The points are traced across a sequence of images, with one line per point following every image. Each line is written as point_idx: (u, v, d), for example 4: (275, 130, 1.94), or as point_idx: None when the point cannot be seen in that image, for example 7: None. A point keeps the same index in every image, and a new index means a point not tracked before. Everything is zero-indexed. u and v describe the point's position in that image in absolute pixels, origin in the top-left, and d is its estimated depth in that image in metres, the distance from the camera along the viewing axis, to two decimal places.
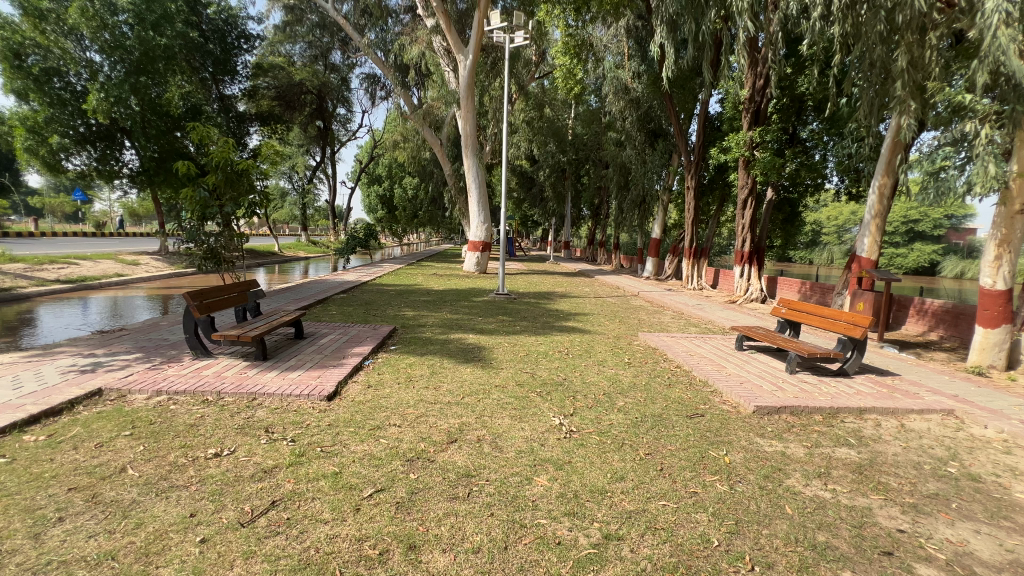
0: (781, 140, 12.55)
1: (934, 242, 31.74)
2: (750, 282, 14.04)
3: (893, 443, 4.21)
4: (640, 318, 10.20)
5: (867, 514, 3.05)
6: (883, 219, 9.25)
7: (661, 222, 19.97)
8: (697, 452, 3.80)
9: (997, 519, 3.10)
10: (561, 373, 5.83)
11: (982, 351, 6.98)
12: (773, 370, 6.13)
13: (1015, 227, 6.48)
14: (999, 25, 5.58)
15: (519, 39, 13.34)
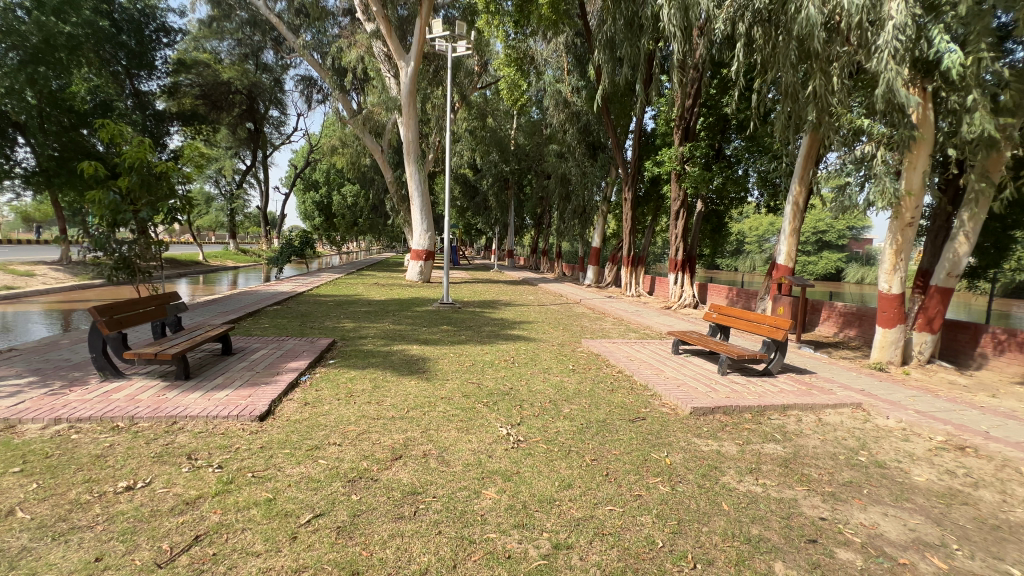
0: (709, 156, 13.41)
1: (839, 251, 35.14)
2: (683, 289, 14.85)
3: (813, 436, 4.57)
4: (582, 325, 10.46)
5: (793, 505, 3.27)
6: (799, 228, 10.06)
7: (601, 231, 20.67)
8: (639, 454, 3.93)
9: (901, 501, 3.44)
10: (507, 382, 5.83)
11: (882, 349, 7.78)
12: (706, 372, 6.48)
13: (906, 238, 7.27)
14: (890, 59, 6.17)
15: (461, 48, 13.34)
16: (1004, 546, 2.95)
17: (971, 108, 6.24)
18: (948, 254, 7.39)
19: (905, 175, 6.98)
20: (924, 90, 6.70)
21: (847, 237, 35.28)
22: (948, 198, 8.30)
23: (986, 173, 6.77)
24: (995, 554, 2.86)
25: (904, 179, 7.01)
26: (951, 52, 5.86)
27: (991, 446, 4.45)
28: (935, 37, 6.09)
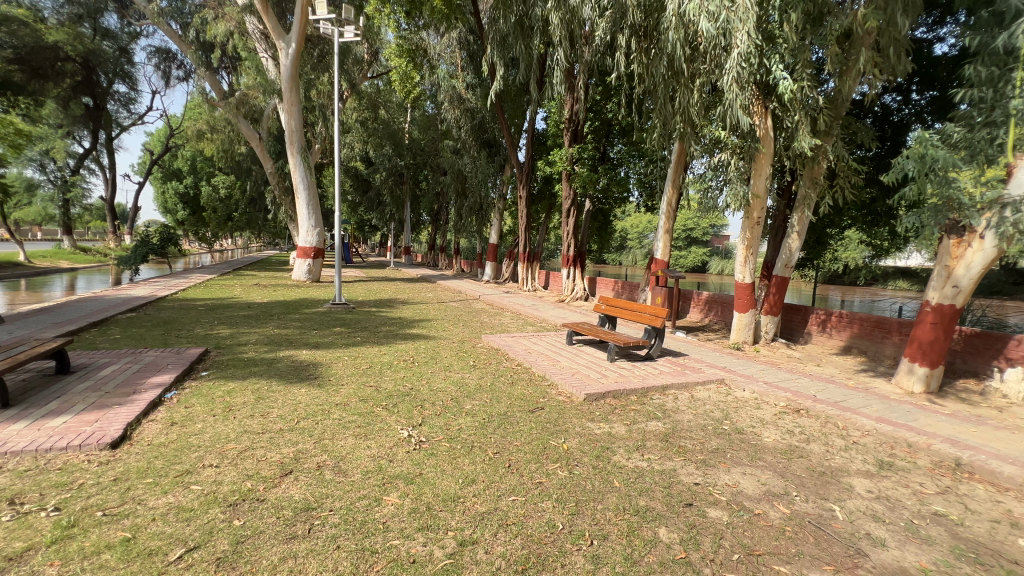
0: (595, 158, 14.29)
1: (703, 246, 39.78)
2: (575, 282, 15.76)
3: (687, 411, 5.15)
4: (481, 321, 10.55)
5: (673, 475, 3.65)
6: (672, 226, 11.20)
7: (498, 228, 20.97)
8: (539, 443, 4.10)
9: (756, 460, 4.03)
10: (407, 382, 5.68)
11: (739, 331, 9.01)
12: (597, 360, 6.95)
13: (755, 234, 8.44)
14: (734, 82, 7.01)
15: (349, 34, 12.57)
16: (828, 487, 3.60)
17: (798, 127, 7.40)
18: (784, 248, 8.76)
19: (752, 181, 8.07)
20: (765, 110, 7.71)
21: (709, 234, 40.06)
22: (784, 202, 9.82)
23: (810, 182, 8.09)
24: (822, 495, 3.49)
25: (752, 184, 8.09)
26: (784, 78, 6.88)
27: (819, 407, 5.39)
28: (772, 64, 7.10)
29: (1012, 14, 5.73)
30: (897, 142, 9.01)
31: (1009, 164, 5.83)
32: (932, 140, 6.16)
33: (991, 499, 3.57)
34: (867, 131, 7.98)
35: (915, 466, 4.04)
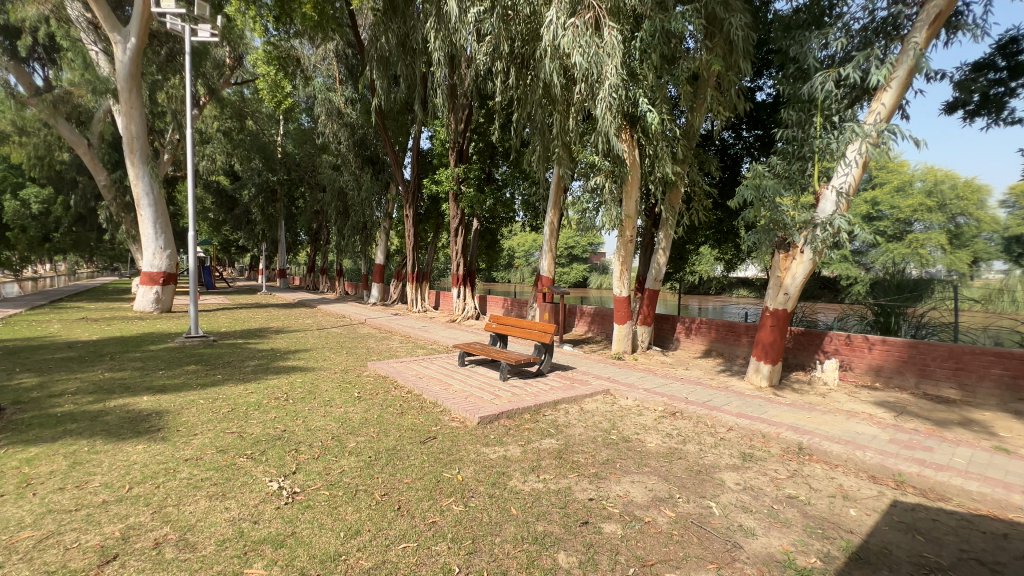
0: (480, 179, 14.48)
1: (583, 263, 42.53)
2: (466, 301, 15.72)
3: (577, 425, 5.26)
4: (367, 347, 9.88)
5: (568, 493, 3.64)
6: (556, 245, 11.71)
7: (384, 248, 20.12)
8: (431, 477, 3.83)
9: (642, 466, 4.23)
10: (279, 424, 4.99)
11: (620, 341, 9.66)
12: (490, 380, 6.85)
13: (628, 251, 9.15)
14: (607, 112, 7.52)
15: (203, 33, 11.15)
16: (703, 485, 3.88)
17: (660, 155, 8.20)
18: (653, 263, 9.65)
19: (624, 203, 8.75)
20: (633, 139, 8.43)
21: (587, 252, 43.00)
22: (651, 222, 10.84)
23: (671, 206, 9.05)
24: (700, 493, 3.74)
25: (624, 206, 8.78)
26: (647, 110, 7.58)
27: (690, 409, 5.90)
28: (636, 98, 7.80)
29: (811, 71, 7.03)
30: (735, 171, 10.50)
31: (817, 191, 7.05)
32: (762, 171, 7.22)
33: (827, 475, 4.15)
34: (712, 161, 9.18)
35: (769, 454, 4.58)
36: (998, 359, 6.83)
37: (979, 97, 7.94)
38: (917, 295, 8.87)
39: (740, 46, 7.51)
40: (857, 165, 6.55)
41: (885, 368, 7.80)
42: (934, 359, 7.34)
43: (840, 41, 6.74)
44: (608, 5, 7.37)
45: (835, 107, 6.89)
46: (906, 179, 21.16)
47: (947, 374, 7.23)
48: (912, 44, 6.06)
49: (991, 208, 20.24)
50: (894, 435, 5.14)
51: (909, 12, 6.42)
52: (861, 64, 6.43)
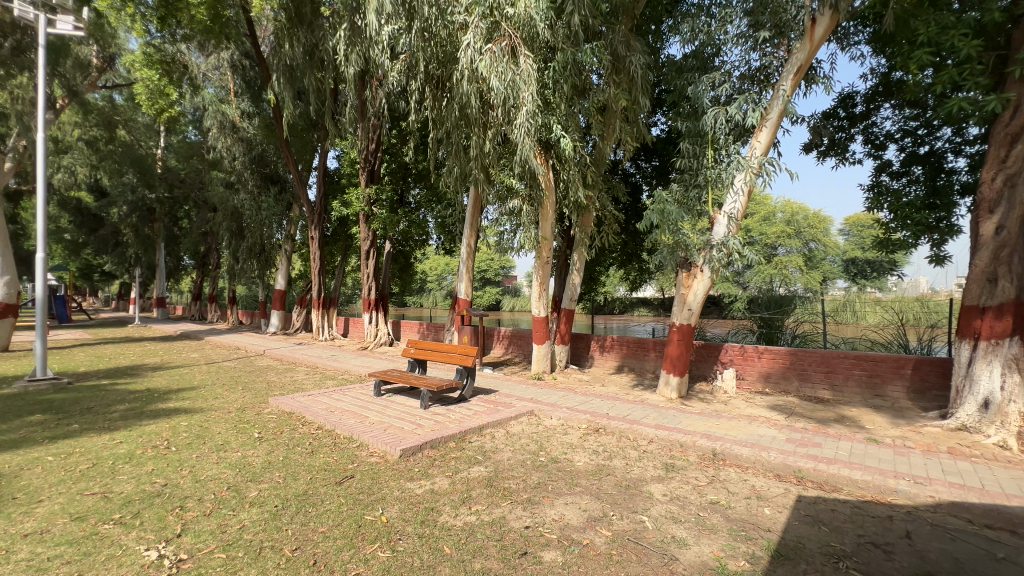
0: (393, 200, 14.07)
1: (496, 286, 42.76)
2: (378, 328, 14.99)
3: (506, 449, 5.11)
4: (268, 381, 8.89)
5: (503, 523, 3.46)
6: (473, 267, 11.64)
7: (285, 273, 18.62)
8: (350, 522, 3.43)
9: (574, 486, 4.18)
10: (159, 477, 4.21)
11: (539, 361, 9.74)
12: (410, 409, 6.46)
13: (546, 273, 9.34)
14: (524, 136, 7.70)
15: (64, 26, 9.67)
16: (634, 499, 3.92)
17: (573, 180, 8.56)
18: (569, 283, 9.95)
19: (541, 225, 8.97)
20: (548, 164, 8.71)
21: (500, 275, 43.38)
22: (565, 244, 11.21)
23: (584, 229, 9.45)
24: (632, 508, 3.77)
25: (541, 228, 9.00)
26: (561, 137, 7.89)
27: (612, 424, 6.04)
28: (550, 125, 8.10)
29: (702, 109, 7.81)
30: (637, 198, 11.28)
31: (711, 216, 7.77)
32: (665, 198, 7.81)
33: (741, 478, 4.42)
34: (619, 187, 9.78)
35: (689, 462, 4.79)
36: (858, 361, 7.93)
37: (828, 140, 9.37)
38: (782, 308, 10.18)
39: (641, 82, 8.15)
40: (743, 194, 7.35)
41: (772, 374, 8.69)
42: (810, 364, 8.32)
43: (725, 84, 7.59)
44: (523, 35, 7.63)
45: (722, 141, 7.70)
46: (770, 210, 24.40)
47: (822, 376, 8.24)
48: (781, 91, 7.00)
49: (832, 235, 24.11)
50: (789, 435, 5.67)
51: (777, 64, 7.43)
52: (742, 105, 7.28)
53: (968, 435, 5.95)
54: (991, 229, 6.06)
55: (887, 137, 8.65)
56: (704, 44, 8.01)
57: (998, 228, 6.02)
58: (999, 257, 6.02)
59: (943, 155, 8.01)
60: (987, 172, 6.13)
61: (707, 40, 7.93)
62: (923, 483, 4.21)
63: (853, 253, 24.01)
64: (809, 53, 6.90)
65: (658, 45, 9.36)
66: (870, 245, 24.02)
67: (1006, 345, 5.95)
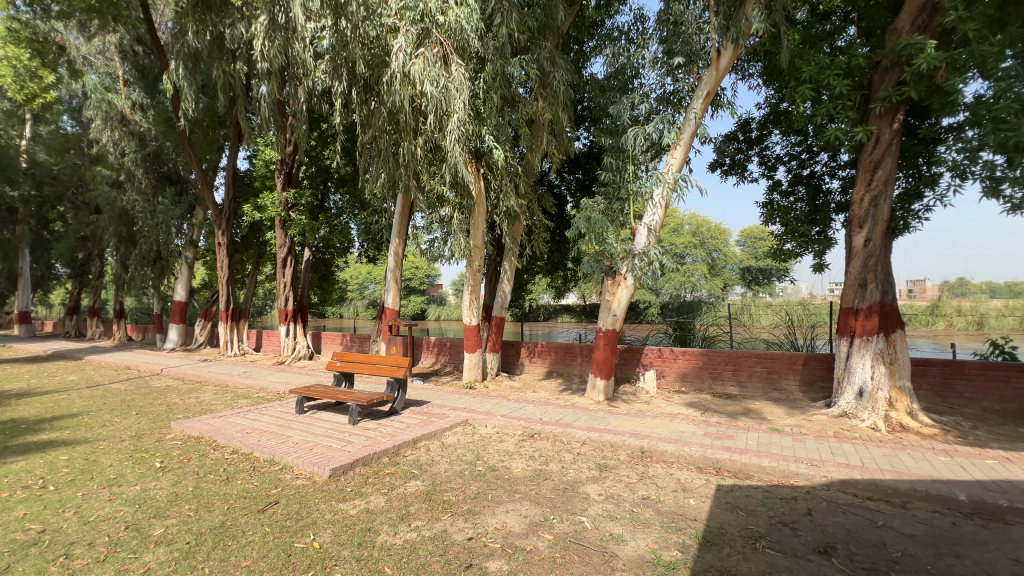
0: (313, 205, 13.35)
1: (421, 294, 41.64)
2: (296, 340, 14.06)
3: (442, 461, 5.01)
4: (168, 403, 7.97)
5: (445, 537, 3.39)
6: (401, 275, 11.34)
7: (186, 282, 16.89)
8: (277, 552, 3.17)
9: (514, 493, 4.20)
10: (34, 522, 3.60)
11: (471, 369, 9.69)
12: (337, 426, 6.11)
13: (477, 281, 9.35)
14: (455, 144, 7.71)
15: None
16: (572, 501, 4.03)
17: (504, 190, 8.69)
18: (499, 291, 10.05)
19: (472, 233, 8.97)
20: (479, 172, 8.77)
21: (425, 283, 42.36)
22: (494, 253, 11.30)
23: (513, 237, 9.60)
24: (571, 510, 3.87)
25: (472, 236, 9.02)
26: (493, 146, 7.99)
27: (546, 429, 6.16)
28: (481, 135, 8.17)
29: (624, 126, 8.31)
30: (562, 209, 11.71)
31: (632, 227, 8.26)
32: (591, 208, 8.16)
33: (667, 473, 4.71)
34: (547, 197, 10.09)
35: (620, 462, 5.01)
36: (759, 359, 8.82)
37: (729, 160, 10.37)
38: (690, 311, 11.07)
39: (567, 98, 8.49)
40: (660, 207, 7.91)
41: (687, 374, 9.38)
42: (719, 363, 9.10)
43: (643, 104, 8.14)
44: (455, 43, 7.66)
45: (642, 158, 8.23)
46: (679, 222, 26.41)
47: (729, 374, 9.04)
48: (692, 113, 7.66)
49: (730, 246, 26.66)
50: (706, 430, 6.15)
51: (688, 89, 8.12)
52: (658, 124, 7.86)
53: (848, 420, 6.83)
54: (861, 241, 7.04)
55: (777, 159, 9.77)
56: (624, 66, 8.56)
57: (866, 240, 7.00)
58: (867, 266, 7.01)
59: (821, 177, 9.20)
60: (857, 192, 7.07)
61: (627, 62, 8.48)
62: (818, 465, 4.76)
63: (748, 262, 26.71)
64: (715, 81, 7.62)
65: (581, 63, 9.83)
66: (762, 254, 26.85)
67: (874, 340, 6.93)
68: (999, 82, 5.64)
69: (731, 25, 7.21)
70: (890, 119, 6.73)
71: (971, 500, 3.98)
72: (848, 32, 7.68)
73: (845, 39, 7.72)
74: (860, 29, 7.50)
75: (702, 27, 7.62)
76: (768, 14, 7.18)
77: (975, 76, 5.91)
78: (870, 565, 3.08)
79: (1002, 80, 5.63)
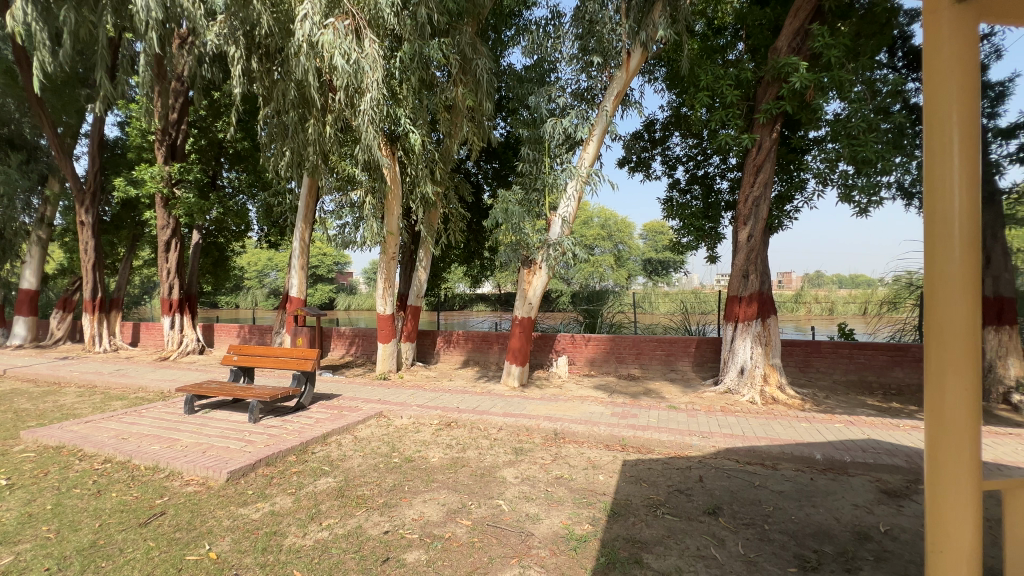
0: (203, 182, 11.98)
1: (330, 282, 38.91)
2: (183, 333, 12.65)
3: (355, 456, 4.82)
4: (16, 409, 6.75)
5: (360, 533, 3.28)
6: (307, 262, 10.61)
7: (38, 268, 14.38)
8: (165, 569, 2.86)
9: (431, 483, 4.17)
10: None
11: (385, 360, 9.40)
12: (235, 425, 5.62)
13: (391, 269, 9.04)
14: (369, 124, 7.34)
15: None
16: (488, 486, 4.10)
17: (421, 175, 8.49)
18: (416, 280, 9.84)
19: (386, 219, 8.67)
20: (394, 155, 8.46)
21: (334, 271, 39.84)
22: (410, 240, 11.00)
23: (429, 224, 9.40)
24: (488, 494, 3.94)
25: (386, 222, 8.68)
26: (409, 130, 7.78)
27: (463, 417, 6.18)
28: (397, 117, 7.90)
29: (541, 118, 8.47)
30: (479, 198, 11.69)
31: (547, 218, 8.48)
32: (508, 198, 8.23)
33: (579, 452, 4.97)
34: (464, 185, 10.00)
35: (534, 445, 5.19)
36: (659, 343, 9.59)
37: (636, 157, 11.01)
38: (598, 300, 11.72)
39: (487, 85, 8.43)
40: (574, 199, 8.22)
41: (596, 359, 9.93)
42: (625, 347, 9.76)
43: (560, 98, 8.35)
44: (368, 17, 7.32)
45: (557, 150, 8.44)
46: (588, 215, 27.68)
47: (633, 358, 9.73)
48: (604, 111, 8.02)
49: (634, 238, 28.50)
50: (613, 410, 6.57)
51: (601, 86, 8.46)
52: (574, 119, 8.12)
53: (731, 396, 7.70)
54: (745, 236, 7.89)
55: (677, 159, 10.58)
56: (542, 59, 8.69)
57: (749, 236, 7.86)
58: (749, 259, 7.88)
59: (713, 177, 10.12)
60: (742, 193, 7.91)
61: (544, 55, 8.63)
62: (707, 436, 5.31)
63: (649, 254, 28.72)
64: (625, 81, 8.04)
65: (499, 52, 9.78)
66: (661, 247, 29.04)
67: (753, 325, 7.85)
68: (852, 102, 6.64)
69: (641, 29, 7.63)
70: (770, 128, 7.58)
71: (825, 458, 4.69)
72: (737, 47, 8.50)
73: (734, 53, 8.55)
74: (746, 46, 8.32)
75: (614, 28, 7.94)
76: (672, 22, 7.71)
77: (834, 96, 6.87)
78: (748, 520, 3.51)
79: (855, 102, 6.63)
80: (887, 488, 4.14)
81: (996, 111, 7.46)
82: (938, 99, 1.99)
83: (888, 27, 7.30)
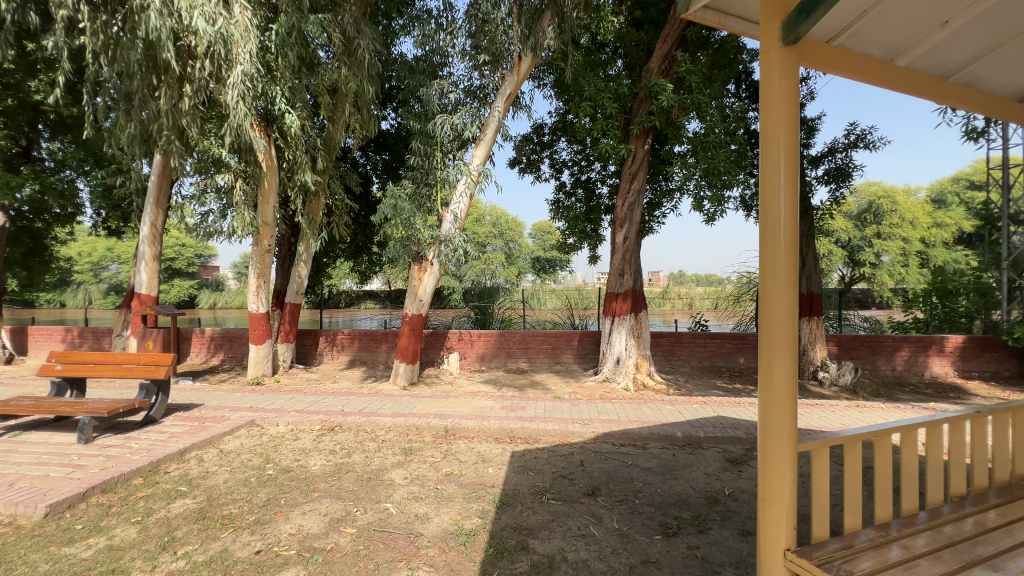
0: (11, 152, 9.68)
1: (189, 278, 33.95)
2: None
3: (220, 472, 4.30)
4: None
5: (226, 557, 2.95)
6: (160, 253, 9.14)
7: None
8: None
9: (312, 493, 3.88)
10: None
11: (257, 364, 8.52)
12: (58, 448, 4.66)
13: (266, 263, 8.20)
14: (237, 100, 6.61)
15: None
16: (375, 490, 3.94)
17: (300, 161, 7.85)
18: (295, 276, 9.16)
19: (260, 208, 7.86)
20: (267, 137, 7.71)
21: (196, 265, 34.89)
22: (289, 232, 10.11)
23: (310, 216, 8.74)
24: (375, 499, 3.79)
25: (260, 212, 7.87)
26: (285, 111, 7.16)
27: (348, 420, 5.86)
28: (272, 95, 7.22)
29: (432, 112, 8.34)
30: (367, 191, 11.15)
31: (439, 214, 8.38)
32: (397, 193, 7.90)
33: (469, 447, 5.02)
34: (350, 175, 9.43)
35: (425, 443, 5.12)
36: (546, 338, 10.06)
37: (525, 159, 11.37)
38: (490, 296, 11.85)
39: (375, 70, 8.05)
40: (467, 196, 8.21)
41: (486, 354, 10.10)
42: (514, 342, 10.06)
43: (451, 94, 8.28)
44: None
45: (449, 146, 8.32)
46: (480, 213, 28.11)
47: (521, 352, 10.07)
48: (495, 111, 8.17)
49: (523, 237, 29.55)
50: (502, 404, 6.73)
51: (493, 86, 8.54)
52: (464, 117, 8.12)
53: (609, 385, 8.38)
54: (621, 238, 8.63)
55: (563, 164, 11.15)
56: (433, 52, 8.55)
57: (625, 238, 8.62)
58: (625, 259, 8.63)
59: (595, 183, 10.82)
60: (619, 199, 8.62)
61: (436, 48, 8.48)
62: (588, 423, 5.72)
63: (537, 252, 29.69)
64: (516, 84, 8.20)
65: (389, 39, 9.37)
66: (549, 246, 30.35)
67: (628, 319, 8.62)
68: (708, 122, 7.63)
69: (531, 34, 7.89)
70: (643, 140, 8.36)
71: (684, 435, 5.32)
72: (617, 63, 9.23)
73: (614, 70, 9.27)
74: (624, 63, 9.09)
75: (506, 31, 8.10)
76: (560, 32, 8.07)
77: (695, 116, 7.80)
78: (622, 497, 3.86)
79: (709, 123, 7.62)
80: (730, 457, 4.83)
81: (810, 142, 9.11)
82: (770, 122, 2.35)
83: (735, 63, 8.50)
